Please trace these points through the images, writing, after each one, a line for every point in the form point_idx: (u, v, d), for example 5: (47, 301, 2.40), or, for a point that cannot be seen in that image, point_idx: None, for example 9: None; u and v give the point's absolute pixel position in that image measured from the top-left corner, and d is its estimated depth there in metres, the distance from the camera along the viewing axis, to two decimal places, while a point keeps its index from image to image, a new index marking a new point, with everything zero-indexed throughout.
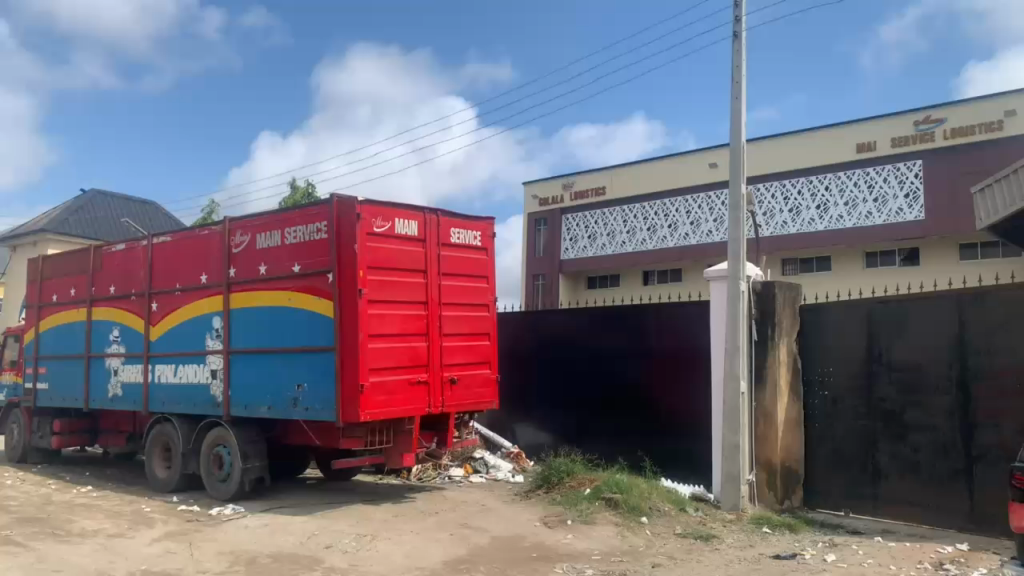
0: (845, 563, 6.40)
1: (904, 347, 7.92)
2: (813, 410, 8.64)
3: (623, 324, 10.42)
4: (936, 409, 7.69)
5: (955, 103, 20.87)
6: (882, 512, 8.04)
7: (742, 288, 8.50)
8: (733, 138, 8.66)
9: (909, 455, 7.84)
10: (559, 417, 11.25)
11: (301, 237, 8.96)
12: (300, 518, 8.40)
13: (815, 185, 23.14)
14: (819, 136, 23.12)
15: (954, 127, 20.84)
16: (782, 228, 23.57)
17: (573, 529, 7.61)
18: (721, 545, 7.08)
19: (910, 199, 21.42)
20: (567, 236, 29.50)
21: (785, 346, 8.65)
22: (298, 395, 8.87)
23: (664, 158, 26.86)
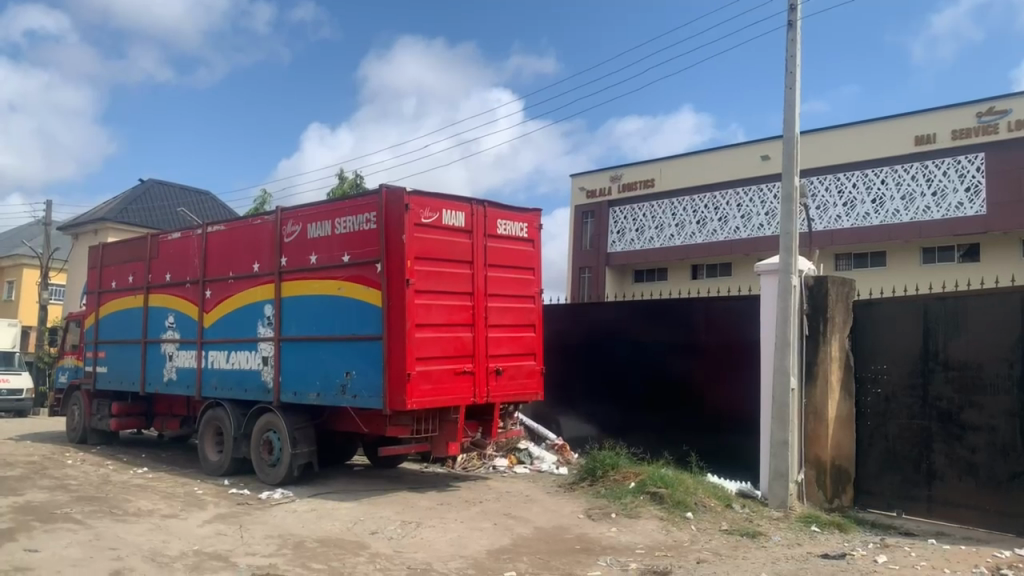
0: (897, 565, 6.25)
1: (962, 344, 7.70)
2: (865, 408, 8.46)
3: (670, 318, 10.32)
4: (995, 410, 7.47)
5: (1020, 94, 20.14)
6: (936, 514, 7.83)
7: (793, 282, 8.34)
8: (787, 129, 8.48)
9: (966, 456, 7.63)
10: (604, 410, 11.21)
11: (351, 227, 9.07)
12: (347, 504, 8.53)
13: (870, 179, 22.59)
14: (875, 127, 22.55)
15: (1018, 120, 20.12)
16: (835, 222, 23.06)
17: (618, 522, 7.58)
18: (768, 543, 6.98)
19: (971, 193, 20.78)
20: (614, 228, 29.32)
21: (837, 343, 8.47)
22: (346, 382, 8.99)
23: (715, 150, 26.47)
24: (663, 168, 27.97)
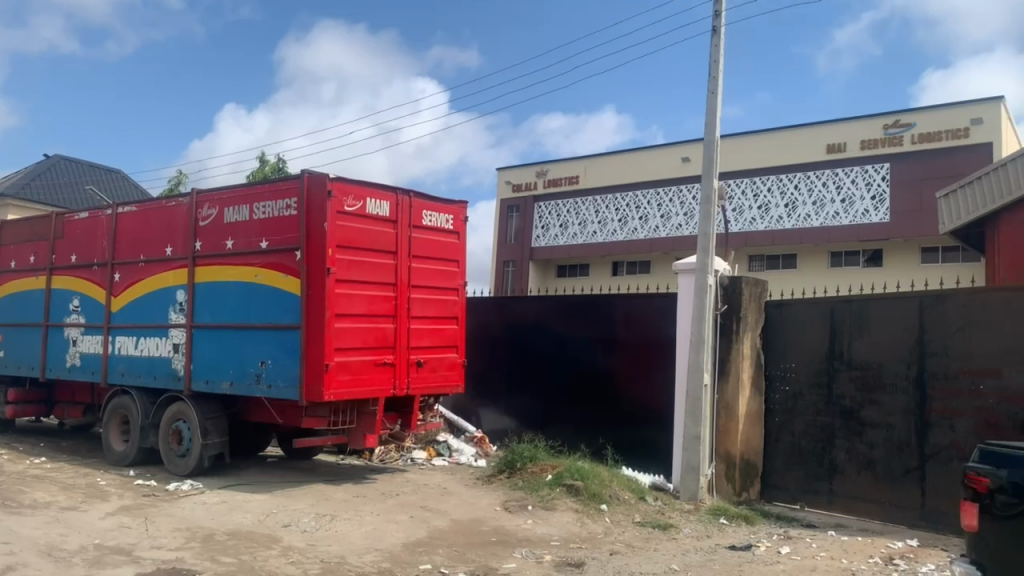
0: (799, 556, 6.52)
1: (864, 345, 8.07)
2: (773, 405, 8.78)
3: (590, 313, 10.47)
4: (892, 408, 7.83)
5: (924, 109, 21.21)
6: (836, 506, 8.20)
7: (710, 281, 8.58)
8: (708, 133, 8.70)
9: (865, 452, 8.00)
10: (523, 403, 11.29)
11: (270, 213, 8.85)
12: (260, 496, 8.34)
13: (784, 184, 23.47)
14: (790, 134, 23.38)
15: (921, 133, 21.18)
16: (750, 225, 23.77)
17: (534, 514, 7.65)
18: (678, 535, 7.17)
19: (876, 202, 21.78)
20: (539, 223, 29.52)
21: (749, 340, 8.75)
22: (261, 372, 8.78)
23: (638, 150, 26.96)
24: (589, 165, 28.29)
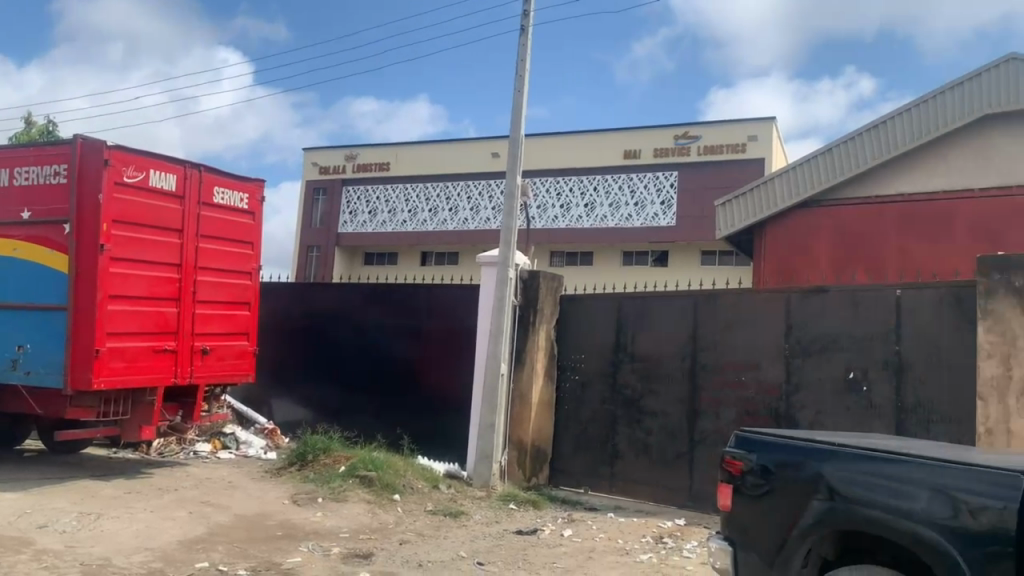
0: (579, 538, 6.86)
1: (647, 338, 8.63)
2: (564, 393, 9.18)
3: (393, 302, 10.39)
4: (669, 397, 8.43)
5: (709, 124, 23.13)
6: (616, 489, 8.71)
7: (509, 274, 8.80)
8: (512, 129, 8.89)
9: (643, 438, 8.55)
10: (320, 392, 10.99)
11: (34, 180, 7.94)
12: (12, 494, 7.48)
13: (584, 185, 24.70)
14: (591, 138, 24.73)
15: (705, 145, 23.09)
16: (553, 222, 24.69)
17: (324, 506, 7.46)
18: (468, 522, 7.30)
19: (665, 207, 23.41)
20: (346, 208, 28.90)
21: (545, 332, 9.07)
22: (18, 356, 7.88)
23: (449, 141, 27.17)
24: (399, 153, 28.13)
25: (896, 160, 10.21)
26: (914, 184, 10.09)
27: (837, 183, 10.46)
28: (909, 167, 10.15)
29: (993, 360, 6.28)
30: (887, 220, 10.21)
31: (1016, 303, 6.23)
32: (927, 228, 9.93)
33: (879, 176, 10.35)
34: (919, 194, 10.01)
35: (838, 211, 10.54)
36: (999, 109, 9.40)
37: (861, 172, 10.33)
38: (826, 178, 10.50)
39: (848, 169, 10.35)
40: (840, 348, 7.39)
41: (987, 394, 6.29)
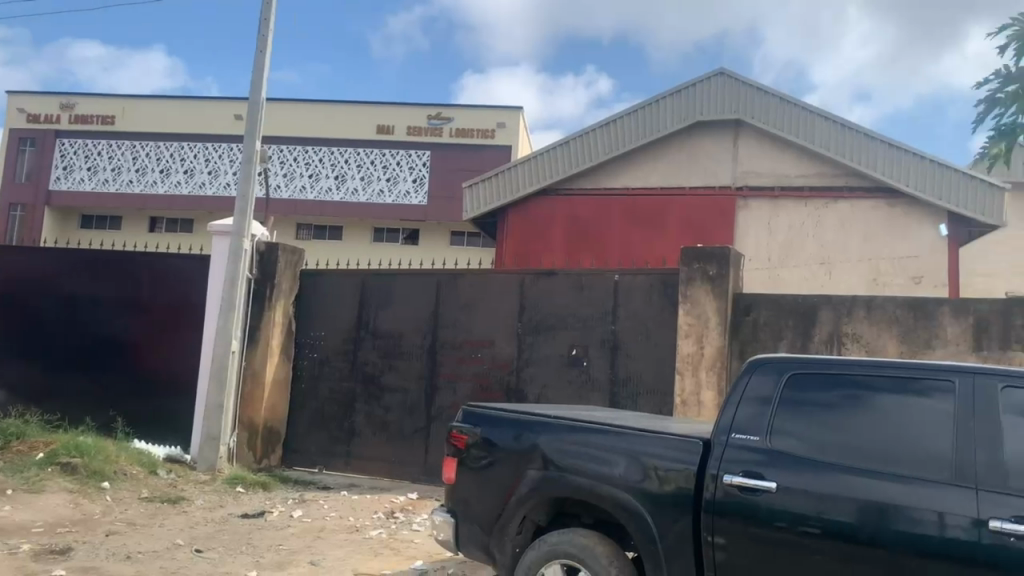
0: (309, 518, 6.71)
1: (388, 316, 8.65)
2: (301, 371, 8.92)
3: (111, 271, 9.42)
4: (408, 374, 8.49)
5: (463, 106, 23.88)
6: (352, 467, 8.64)
7: (245, 245, 8.34)
8: (252, 92, 8.40)
9: (381, 415, 8.54)
10: (12, 371, 9.61)
11: None
12: None
13: (336, 157, 24.04)
14: (344, 109, 24.18)
15: (458, 128, 23.72)
16: (300, 193, 23.69)
17: (13, 499, 6.59)
18: (189, 507, 6.85)
19: (416, 185, 23.67)
20: (60, 163, 25.72)
21: (282, 308, 8.73)
22: None
23: (187, 99, 25.17)
24: (128, 106, 25.55)
25: (623, 156, 11.30)
26: (637, 180, 11.22)
27: (573, 174, 11.36)
28: (633, 165, 11.26)
29: (690, 339, 7.08)
30: (614, 211, 11.24)
31: (710, 289, 7.06)
32: (646, 221, 11.07)
33: (608, 170, 11.37)
34: (641, 189, 11.15)
35: (573, 200, 11.43)
36: (704, 118, 10.78)
37: (594, 166, 11.30)
38: (563, 168, 11.37)
39: (582, 162, 11.28)
40: (566, 327, 7.87)
41: (684, 369, 7.08)
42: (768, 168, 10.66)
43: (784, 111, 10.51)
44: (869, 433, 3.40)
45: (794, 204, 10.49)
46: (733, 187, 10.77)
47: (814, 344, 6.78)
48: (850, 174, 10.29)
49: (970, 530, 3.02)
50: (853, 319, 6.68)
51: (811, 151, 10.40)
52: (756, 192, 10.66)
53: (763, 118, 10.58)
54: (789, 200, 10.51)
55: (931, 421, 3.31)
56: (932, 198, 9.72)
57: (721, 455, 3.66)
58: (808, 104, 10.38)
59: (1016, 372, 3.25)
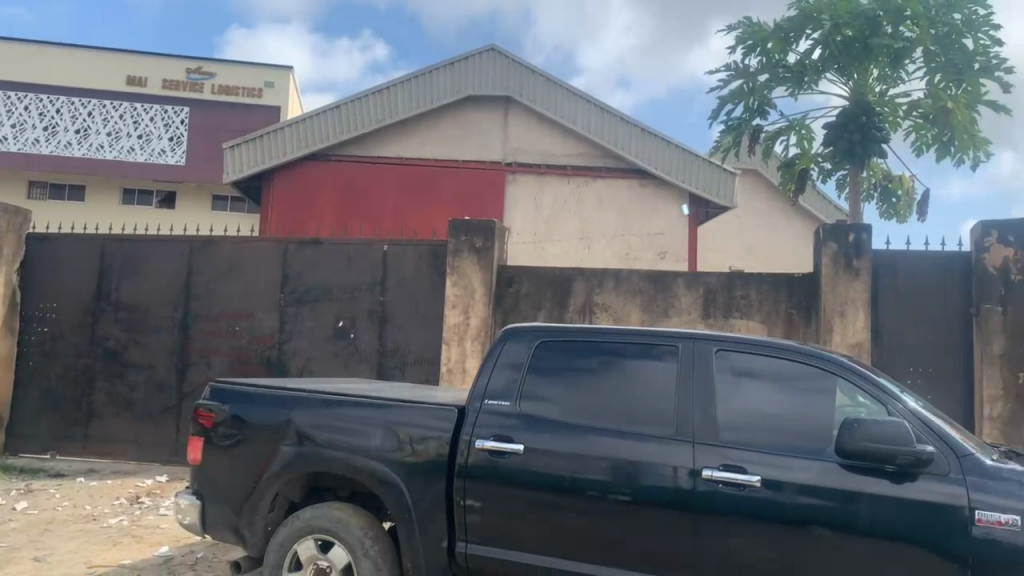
0: (36, 510, 6.04)
1: (134, 286, 7.98)
2: (29, 347, 8.04)
3: None
4: (155, 349, 7.87)
5: (222, 63, 24.30)
6: (90, 452, 7.88)
7: None
8: None
9: (125, 394, 7.86)
10: None
11: None
12: None
13: (76, 108, 23.10)
14: (86, 54, 23.71)
15: (220, 85, 24.19)
16: (33, 146, 22.65)
17: None
18: None
19: (173, 143, 23.36)
20: None
21: (3, 277, 7.82)
22: None
23: None
24: None
25: (394, 125, 11.18)
26: (410, 150, 11.16)
27: (343, 139, 11.05)
28: (405, 134, 11.19)
29: (456, 309, 7.19)
30: (387, 179, 11.12)
31: (475, 261, 7.22)
32: (418, 191, 11.08)
33: (380, 138, 11.21)
34: (414, 159, 11.13)
35: (345, 166, 11.14)
36: (476, 92, 10.96)
37: (366, 133, 11.08)
38: (333, 133, 11.04)
39: (354, 128, 11.01)
40: (332, 298, 7.68)
41: (450, 338, 7.19)
42: (535, 145, 11.07)
43: (551, 91, 10.95)
44: (606, 395, 3.64)
45: (557, 180, 11.00)
46: (503, 162, 11.06)
47: (569, 314, 7.19)
48: (608, 155, 10.96)
49: (687, 479, 3.34)
50: (603, 290, 7.16)
51: (574, 131, 10.94)
52: (523, 168, 11.03)
53: (530, 95, 10.95)
54: (553, 177, 11.00)
55: (659, 381, 3.59)
56: (676, 179, 10.64)
57: (474, 421, 3.76)
58: (570, 86, 10.90)
59: (728, 337, 3.60)
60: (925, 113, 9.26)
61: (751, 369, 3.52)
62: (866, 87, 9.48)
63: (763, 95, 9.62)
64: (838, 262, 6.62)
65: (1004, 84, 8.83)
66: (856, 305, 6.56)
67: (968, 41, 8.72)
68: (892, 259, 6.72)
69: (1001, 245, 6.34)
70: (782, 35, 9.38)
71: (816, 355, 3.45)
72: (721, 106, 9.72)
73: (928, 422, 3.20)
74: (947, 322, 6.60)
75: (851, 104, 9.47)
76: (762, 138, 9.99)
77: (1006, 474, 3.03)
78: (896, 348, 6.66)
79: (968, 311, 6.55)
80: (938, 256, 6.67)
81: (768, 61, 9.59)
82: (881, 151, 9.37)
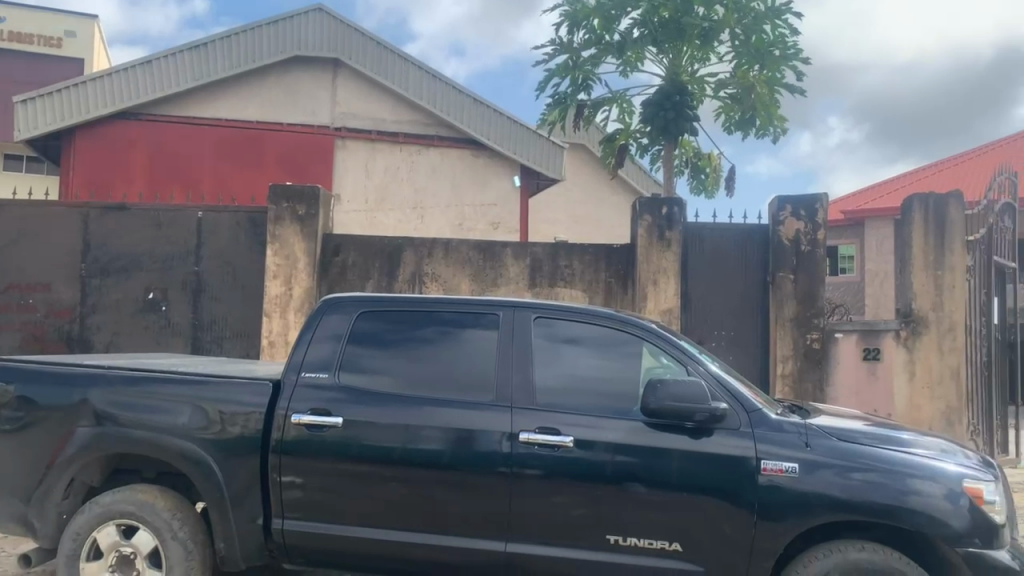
0: None
1: None
2: None
3: None
4: None
5: (18, 7, 22.17)
6: None
7: None
8: None
9: None
10: None
11: None
12: None
13: None
14: None
15: (12, 31, 22.09)
16: None
17: None
18: None
19: None
20: None
21: None
22: None
23: None
24: None
25: (213, 84, 10.50)
26: (232, 112, 10.53)
27: (156, 97, 10.21)
28: (225, 95, 10.55)
29: (278, 280, 6.93)
30: (205, 141, 10.47)
31: (298, 229, 6.98)
32: (239, 154, 10.52)
33: (197, 98, 10.50)
34: (235, 121, 10.53)
35: (158, 126, 10.37)
36: (303, 52, 10.50)
37: (182, 91, 10.32)
38: (144, 90, 10.17)
39: (168, 86, 10.20)
40: (141, 268, 7.16)
41: (271, 310, 6.93)
42: (365, 110, 10.78)
43: (381, 55, 10.69)
44: (428, 364, 3.65)
45: (388, 148, 10.81)
46: (331, 126, 10.71)
47: (398, 283, 7.12)
48: (440, 123, 10.88)
49: (504, 444, 3.40)
50: (432, 259, 7.15)
51: (404, 98, 10.75)
52: (353, 134, 10.74)
53: (359, 58, 10.64)
54: (384, 144, 10.79)
55: (480, 349, 3.64)
56: (507, 150, 10.78)
57: (291, 394, 3.64)
58: (401, 51, 10.70)
59: (545, 305, 3.70)
60: (731, 95, 9.89)
61: (567, 336, 3.63)
62: (680, 67, 9.98)
63: (587, 71, 9.89)
64: (652, 232, 6.98)
65: (799, 69, 9.58)
66: (668, 273, 6.95)
67: (769, 27, 9.37)
68: (699, 231, 7.18)
69: (793, 218, 6.93)
70: (606, 12, 9.62)
71: (627, 321, 3.63)
72: (547, 79, 9.90)
73: (723, 381, 3.45)
74: (747, 289, 7.15)
75: (666, 82, 9.95)
76: (585, 111, 10.31)
77: (786, 425, 3.32)
78: (703, 313, 7.14)
79: (764, 278, 7.12)
80: (740, 228, 7.19)
81: (591, 37, 9.84)
82: (693, 129, 9.93)
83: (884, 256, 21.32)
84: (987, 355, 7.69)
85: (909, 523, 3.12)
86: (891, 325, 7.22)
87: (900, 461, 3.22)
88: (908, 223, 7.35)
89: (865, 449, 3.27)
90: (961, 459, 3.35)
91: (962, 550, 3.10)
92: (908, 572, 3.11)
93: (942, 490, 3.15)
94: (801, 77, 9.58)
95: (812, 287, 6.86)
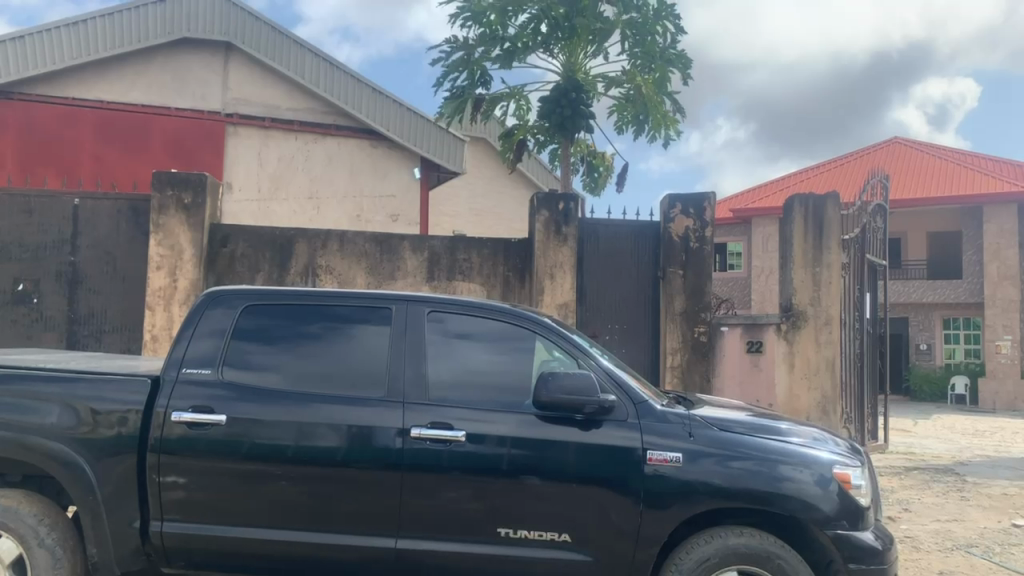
0: None
1: None
2: None
3: None
4: None
5: None
6: None
7: None
8: None
9: None
10: None
11: None
12: None
13: None
14: None
15: None
16: None
17: None
18: None
19: None
20: None
21: None
22: None
23: None
24: None
25: (94, 63, 9.91)
26: (114, 94, 9.97)
27: (29, 75, 9.54)
28: (107, 75, 9.98)
29: (161, 271, 6.62)
30: (84, 123, 9.88)
31: (183, 219, 6.69)
32: (120, 138, 9.96)
33: (75, 77, 9.90)
34: (117, 103, 9.96)
35: (31, 105, 9.70)
36: (192, 34, 10.06)
37: (58, 70, 9.69)
38: (15, 67, 9.47)
39: (44, 64, 9.57)
40: (9, 258, 6.70)
41: (155, 303, 6.61)
42: (258, 97, 10.42)
43: (276, 41, 10.38)
44: (318, 361, 3.56)
45: (283, 136, 10.50)
46: (222, 112, 10.31)
47: (290, 276, 6.94)
48: (338, 113, 10.66)
49: (397, 440, 3.37)
50: (326, 252, 7.00)
51: (300, 85, 10.46)
52: (245, 121, 10.37)
53: (253, 43, 10.27)
54: (278, 131, 10.48)
55: (372, 345, 3.58)
56: (406, 142, 10.69)
57: (171, 391, 3.48)
58: (296, 37, 10.41)
59: (439, 299, 3.68)
60: (625, 93, 10.11)
61: (460, 332, 3.62)
62: (576, 63, 10.18)
63: (483, 67, 9.91)
64: (549, 228, 7.06)
65: (685, 71, 9.91)
66: (565, 268, 7.04)
67: (658, 28, 9.63)
68: (593, 227, 7.30)
69: (682, 215, 7.16)
70: (501, 10, 9.60)
71: (521, 317, 3.65)
72: (445, 73, 9.88)
73: (613, 375, 3.52)
74: (639, 282, 7.33)
75: (563, 79, 10.08)
76: (484, 105, 10.34)
77: (672, 417, 3.43)
78: (598, 307, 7.27)
79: (654, 274, 7.32)
80: (633, 223, 7.36)
81: (485, 33, 9.83)
82: (589, 126, 10.09)
83: (769, 252, 22.38)
84: (859, 349, 8.18)
85: (784, 508, 3.27)
86: (773, 319, 7.58)
87: (776, 449, 3.38)
88: (790, 222, 7.70)
89: (743, 438, 3.40)
90: (832, 446, 3.55)
91: (831, 532, 3.28)
92: (782, 554, 3.27)
93: (814, 476, 3.33)
94: (687, 77, 9.90)
95: (701, 283, 7.10)
